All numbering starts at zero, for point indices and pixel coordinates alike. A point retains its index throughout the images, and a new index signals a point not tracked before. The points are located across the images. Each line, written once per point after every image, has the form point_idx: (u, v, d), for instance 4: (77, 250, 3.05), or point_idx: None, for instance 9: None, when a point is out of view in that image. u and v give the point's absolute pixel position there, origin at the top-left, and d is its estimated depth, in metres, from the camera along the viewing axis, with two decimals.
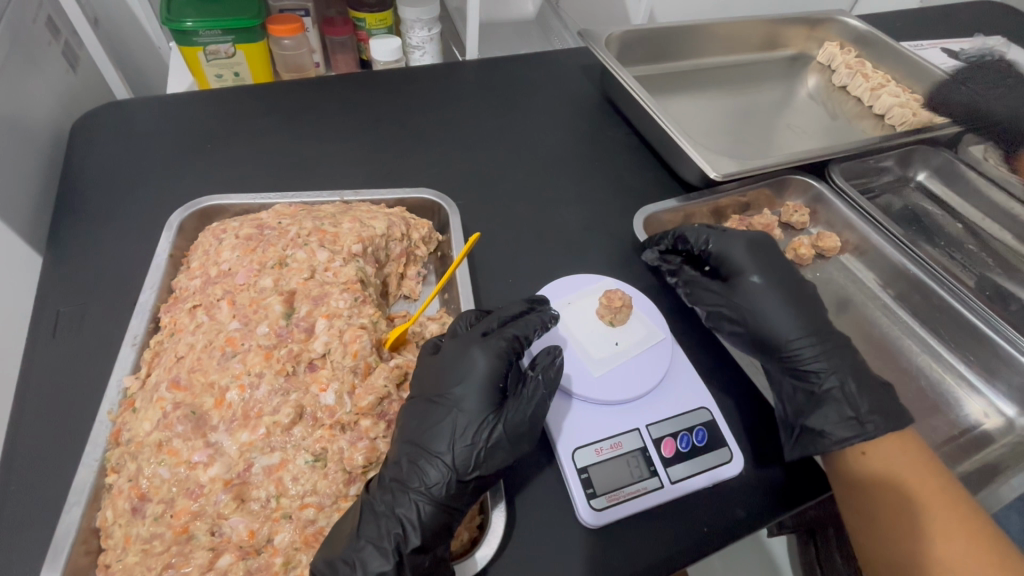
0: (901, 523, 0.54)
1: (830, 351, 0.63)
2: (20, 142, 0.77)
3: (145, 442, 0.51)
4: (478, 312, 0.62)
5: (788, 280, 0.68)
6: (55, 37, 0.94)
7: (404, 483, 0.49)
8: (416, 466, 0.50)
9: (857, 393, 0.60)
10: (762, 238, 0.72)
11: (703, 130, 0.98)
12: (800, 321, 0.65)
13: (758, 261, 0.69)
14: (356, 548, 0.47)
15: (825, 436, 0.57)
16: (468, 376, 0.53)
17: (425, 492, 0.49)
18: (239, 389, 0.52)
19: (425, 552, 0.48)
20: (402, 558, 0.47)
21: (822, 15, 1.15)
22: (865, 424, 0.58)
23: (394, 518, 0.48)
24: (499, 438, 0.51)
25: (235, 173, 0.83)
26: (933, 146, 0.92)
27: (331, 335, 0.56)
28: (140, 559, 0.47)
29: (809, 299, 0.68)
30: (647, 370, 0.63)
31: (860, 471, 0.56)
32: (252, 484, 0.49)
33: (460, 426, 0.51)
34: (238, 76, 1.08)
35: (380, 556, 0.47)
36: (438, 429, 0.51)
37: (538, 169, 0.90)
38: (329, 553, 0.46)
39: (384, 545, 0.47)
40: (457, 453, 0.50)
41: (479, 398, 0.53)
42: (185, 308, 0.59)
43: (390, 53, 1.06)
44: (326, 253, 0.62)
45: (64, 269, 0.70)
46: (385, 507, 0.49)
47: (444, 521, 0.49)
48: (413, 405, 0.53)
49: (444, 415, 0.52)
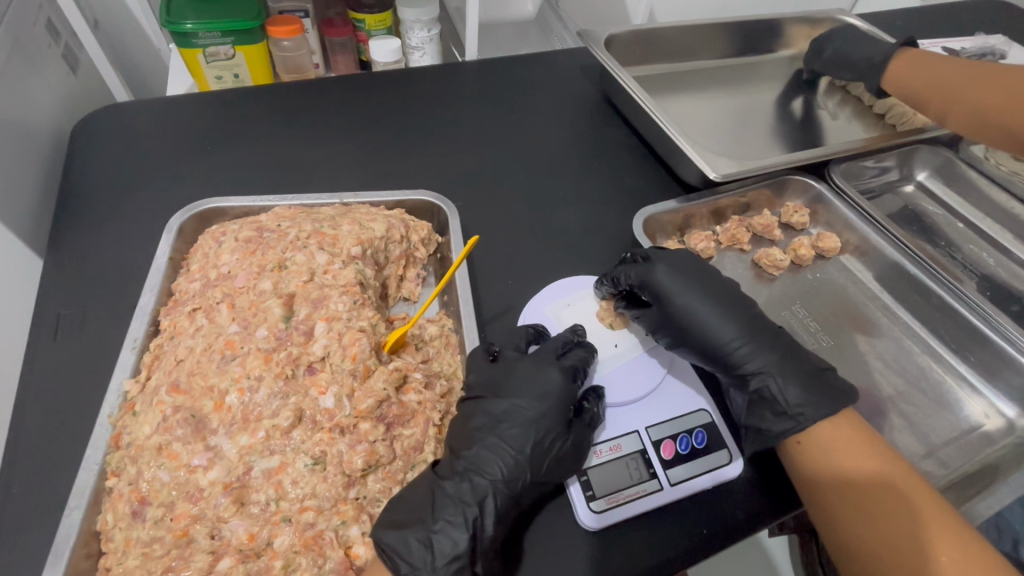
0: (857, 509, 0.53)
1: (757, 348, 0.62)
2: (20, 146, 0.77)
3: (145, 446, 0.51)
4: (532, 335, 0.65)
5: (710, 285, 0.66)
6: (55, 40, 0.94)
7: (481, 473, 0.53)
8: (494, 459, 0.54)
9: (786, 384, 0.59)
10: (683, 257, 0.69)
11: (702, 130, 0.97)
12: (726, 324, 0.63)
13: (677, 273, 0.66)
14: (433, 530, 0.50)
15: (764, 434, 0.58)
16: (543, 390, 0.58)
17: (502, 483, 0.53)
18: (239, 392, 0.52)
19: (495, 539, 0.51)
20: (474, 544, 0.50)
21: (822, 15, 1.15)
22: (798, 416, 0.57)
23: (471, 504, 0.51)
24: (568, 450, 0.55)
25: (235, 175, 0.83)
26: (934, 147, 0.92)
27: (331, 338, 0.56)
28: (140, 562, 0.47)
29: (733, 297, 0.66)
30: (647, 372, 0.64)
31: (805, 464, 0.55)
32: (251, 487, 0.49)
33: (535, 430, 0.56)
34: (238, 77, 1.08)
35: (457, 539, 0.50)
36: (513, 433, 0.56)
37: (538, 170, 0.90)
38: (406, 535, 0.49)
39: (460, 529, 0.50)
40: (532, 455, 0.54)
41: (553, 410, 0.57)
42: (185, 311, 0.59)
43: (390, 53, 1.06)
44: (325, 255, 0.62)
45: (65, 272, 0.70)
46: (461, 494, 0.52)
47: (512, 511, 0.53)
48: (491, 406, 0.57)
49: (517, 420, 0.57)
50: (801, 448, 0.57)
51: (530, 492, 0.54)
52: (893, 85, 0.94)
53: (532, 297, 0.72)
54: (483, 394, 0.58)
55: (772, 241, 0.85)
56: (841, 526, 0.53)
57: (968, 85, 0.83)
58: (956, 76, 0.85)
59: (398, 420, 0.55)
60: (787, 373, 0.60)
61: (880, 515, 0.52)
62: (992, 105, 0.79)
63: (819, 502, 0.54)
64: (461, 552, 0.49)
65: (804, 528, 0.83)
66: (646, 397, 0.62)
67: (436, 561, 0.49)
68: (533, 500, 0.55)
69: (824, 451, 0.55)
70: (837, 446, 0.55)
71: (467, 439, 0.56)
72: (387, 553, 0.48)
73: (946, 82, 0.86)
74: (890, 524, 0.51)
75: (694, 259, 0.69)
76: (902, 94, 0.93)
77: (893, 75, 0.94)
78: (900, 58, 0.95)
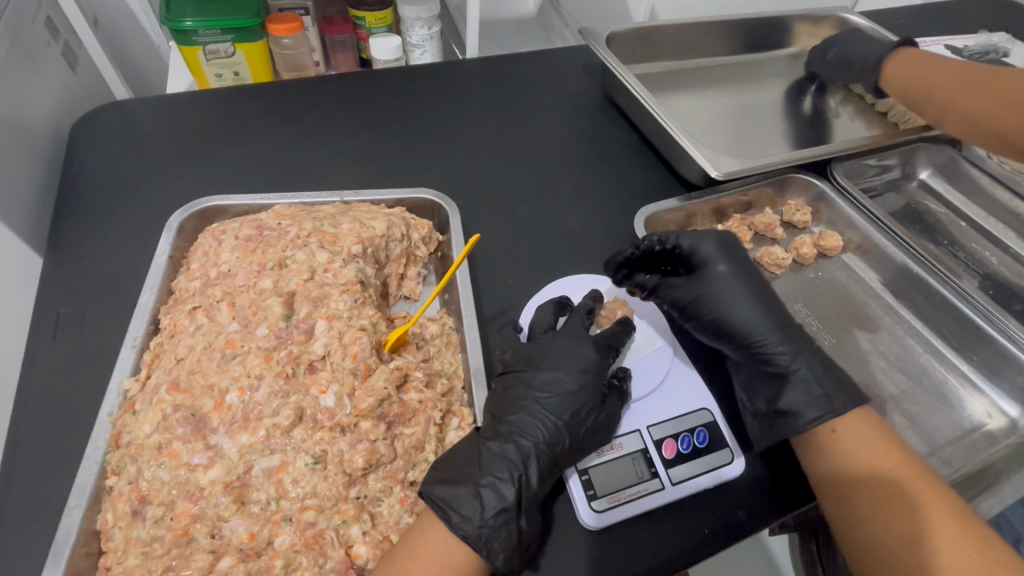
0: (877, 504, 0.53)
1: (794, 336, 0.64)
2: (20, 143, 0.77)
3: (145, 445, 0.51)
4: (555, 308, 0.67)
5: (749, 272, 0.69)
6: (55, 38, 0.94)
7: (525, 435, 0.55)
8: (536, 423, 0.56)
9: (821, 372, 0.61)
10: (727, 240, 0.72)
11: (704, 129, 0.97)
12: (763, 311, 0.65)
13: (722, 254, 0.69)
14: (481, 484, 0.51)
15: (799, 415, 0.58)
16: (581, 363, 0.60)
17: (545, 445, 0.55)
18: (239, 391, 0.52)
19: (538, 497, 0.52)
20: (520, 498, 0.51)
21: (824, 13, 1.14)
22: (834, 402, 0.58)
23: (517, 463, 0.53)
24: (601, 423, 0.57)
25: (234, 174, 0.83)
26: (936, 144, 0.91)
27: (331, 337, 0.56)
28: (140, 562, 0.47)
29: (767, 288, 0.69)
30: (652, 370, 0.64)
31: (832, 452, 0.55)
32: (251, 487, 0.49)
33: (575, 401, 0.57)
34: (237, 75, 1.08)
35: (504, 492, 0.51)
36: (552, 402, 0.58)
37: (539, 169, 0.89)
38: (456, 489, 0.51)
39: (507, 484, 0.52)
40: (572, 421, 0.56)
41: (591, 381, 0.59)
42: (185, 309, 0.59)
43: (391, 51, 1.05)
44: (326, 253, 0.62)
45: (65, 270, 0.70)
46: (506, 453, 0.54)
47: (556, 473, 0.54)
48: (532, 377, 0.59)
49: (556, 390, 0.58)
50: (833, 436, 0.56)
51: (570, 457, 0.55)
52: (890, 85, 0.94)
53: (533, 296, 0.72)
54: (522, 368, 0.60)
55: (774, 240, 0.85)
56: (858, 520, 0.53)
57: (964, 88, 0.83)
58: (952, 79, 0.85)
59: (398, 419, 0.54)
60: (818, 364, 0.62)
61: (900, 512, 0.51)
62: (987, 108, 0.79)
63: (840, 494, 0.54)
64: (508, 505, 0.50)
65: (804, 527, 0.84)
66: (651, 394, 0.62)
67: (484, 514, 0.50)
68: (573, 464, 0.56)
69: (843, 445, 0.55)
70: (855, 442, 0.56)
71: (510, 406, 0.58)
72: (439, 504, 0.50)
73: (943, 84, 0.86)
74: (909, 519, 0.51)
75: (736, 245, 0.72)
76: (897, 93, 0.93)
77: (893, 74, 0.94)
78: (898, 58, 0.95)
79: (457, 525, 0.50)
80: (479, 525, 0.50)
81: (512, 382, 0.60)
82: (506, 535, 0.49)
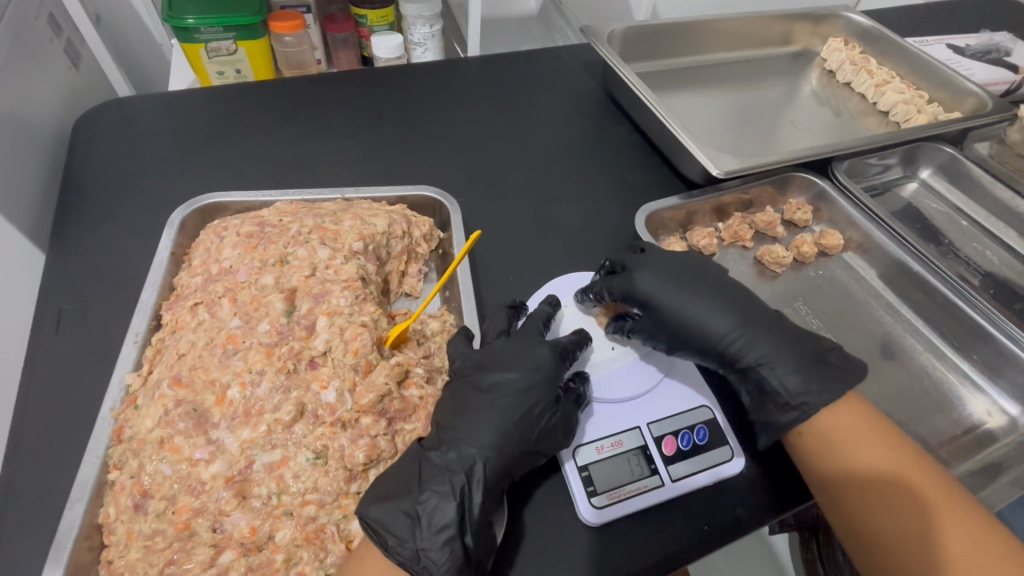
0: (878, 495, 0.53)
1: (754, 337, 0.62)
2: (22, 140, 0.77)
3: (147, 439, 0.51)
4: (508, 312, 0.65)
5: (699, 282, 0.66)
6: (57, 35, 0.94)
7: (469, 440, 0.52)
8: (495, 422, 0.54)
9: (786, 375, 0.59)
10: (669, 254, 0.70)
11: (705, 127, 0.97)
12: (723, 316, 0.63)
13: (659, 273, 0.67)
14: (420, 501, 0.49)
15: (773, 425, 0.58)
16: (534, 364, 0.58)
17: (490, 450, 0.52)
18: (240, 386, 0.52)
19: (482, 511, 0.50)
20: (463, 514, 0.49)
21: (827, 11, 1.15)
22: (802, 405, 0.57)
23: (458, 473, 0.51)
24: (557, 423, 0.55)
25: (236, 171, 0.83)
26: (938, 144, 0.92)
27: (332, 333, 0.56)
28: (142, 556, 0.47)
29: (726, 289, 0.66)
30: (643, 372, 0.64)
31: (828, 437, 0.56)
32: (252, 481, 0.49)
33: (525, 403, 0.55)
34: (239, 73, 1.08)
35: (445, 509, 0.49)
36: (502, 403, 0.55)
37: (540, 167, 0.90)
38: (392, 508, 0.49)
39: (448, 499, 0.49)
40: (524, 423, 0.54)
41: (541, 383, 0.57)
42: (187, 305, 0.59)
43: (392, 49, 1.05)
44: (327, 250, 0.62)
45: (67, 266, 0.70)
46: (448, 463, 0.51)
47: (504, 482, 0.52)
48: (480, 378, 0.57)
49: (506, 391, 0.56)
50: (802, 439, 0.57)
51: (522, 463, 0.53)
52: None
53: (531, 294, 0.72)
54: (472, 372, 0.58)
55: (774, 239, 0.85)
56: (858, 511, 0.53)
57: None
58: None
59: (399, 414, 0.55)
60: (789, 359, 0.60)
61: (899, 505, 0.52)
62: None
63: (840, 486, 0.54)
64: (449, 522, 0.48)
65: (804, 526, 0.86)
66: (643, 395, 0.62)
67: (423, 535, 0.48)
68: (526, 470, 0.54)
69: (845, 440, 0.55)
70: (859, 438, 0.56)
71: (456, 411, 0.55)
72: (375, 527, 0.48)
73: None
74: (910, 512, 0.52)
75: (680, 255, 0.70)
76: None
77: None
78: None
79: (393, 549, 0.47)
80: (417, 546, 0.48)
81: (461, 387, 0.57)
82: (448, 555, 0.47)
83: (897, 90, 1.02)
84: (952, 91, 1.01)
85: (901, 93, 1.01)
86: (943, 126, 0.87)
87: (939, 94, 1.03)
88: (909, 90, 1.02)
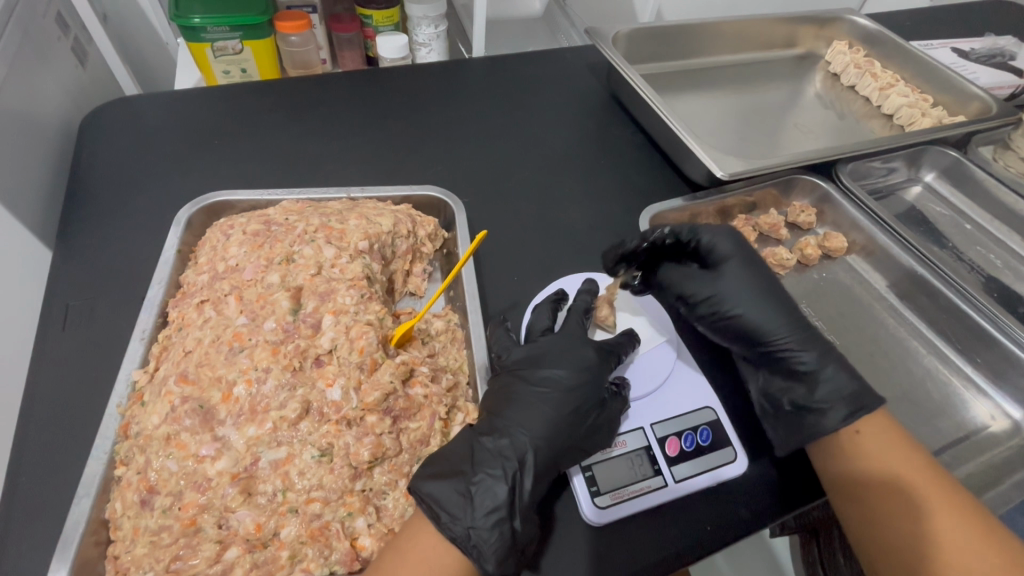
0: (891, 505, 0.54)
1: (810, 340, 0.63)
2: (31, 137, 0.78)
3: (153, 436, 0.51)
4: (552, 303, 0.67)
5: (764, 274, 0.68)
6: (66, 33, 0.94)
7: (520, 430, 0.55)
8: (540, 419, 0.56)
9: (838, 379, 0.60)
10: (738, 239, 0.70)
11: (708, 130, 0.97)
12: (783, 313, 0.64)
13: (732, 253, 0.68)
14: (473, 482, 0.51)
15: (814, 421, 0.58)
16: (584, 363, 0.60)
17: (542, 441, 0.54)
18: (246, 383, 0.52)
19: (529, 493, 0.52)
20: (513, 498, 0.51)
21: (830, 15, 1.15)
22: (854, 408, 0.58)
23: (511, 459, 0.53)
24: (602, 423, 0.57)
25: (242, 170, 0.83)
26: (943, 147, 0.91)
27: (338, 331, 0.56)
28: (149, 551, 0.47)
29: (783, 290, 0.67)
30: (655, 370, 0.65)
31: (849, 446, 0.57)
32: (258, 478, 0.50)
33: (576, 399, 0.57)
34: (245, 72, 1.09)
35: (497, 491, 0.50)
36: (551, 399, 0.58)
37: (545, 168, 0.90)
38: (445, 486, 0.50)
39: (500, 482, 0.51)
40: (573, 419, 0.56)
41: (590, 382, 0.59)
42: (193, 303, 0.59)
43: (397, 49, 1.03)
44: (333, 249, 0.62)
45: (74, 263, 0.71)
46: (501, 449, 0.54)
47: (550, 474, 0.54)
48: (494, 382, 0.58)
49: (556, 387, 0.59)
50: (858, 437, 0.57)
51: (569, 457, 0.55)
52: None
53: (535, 296, 0.72)
54: (518, 367, 0.60)
55: (778, 241, 0.86)
56: (870, 520, 0.54)
57: None
58: None
59: (404, 413, 0.55)
60: (840, 368, 0.61)
61: (907, 514, 0.53)
62: None
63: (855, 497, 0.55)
64: (500, 504, 0.50)
65: (804, 529, 0.87)
66: (655, 393, 0.63)
67: (475, 514, 0.50)
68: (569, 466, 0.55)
69: (873, 445, 0.56)
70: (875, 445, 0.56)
71: (506, 400, 0.58)
72: (428, 502, 0.50)
73: None
74: (918, 520, 0.53)
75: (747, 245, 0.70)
76: None
77: None
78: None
79: (446, 525, 0.49)
80: (469, 525, 0.49)
81: (509, 379, 0.59)
82: (498, 536, 0.48)
83: (901, 94, 1.02)
84: (957, 95, 1.01)
85: (904, 97, 1.01)
86: (949, 129, 0.86)
87: (944, 98, 1.03)
88: (914, 93, 1.02)
